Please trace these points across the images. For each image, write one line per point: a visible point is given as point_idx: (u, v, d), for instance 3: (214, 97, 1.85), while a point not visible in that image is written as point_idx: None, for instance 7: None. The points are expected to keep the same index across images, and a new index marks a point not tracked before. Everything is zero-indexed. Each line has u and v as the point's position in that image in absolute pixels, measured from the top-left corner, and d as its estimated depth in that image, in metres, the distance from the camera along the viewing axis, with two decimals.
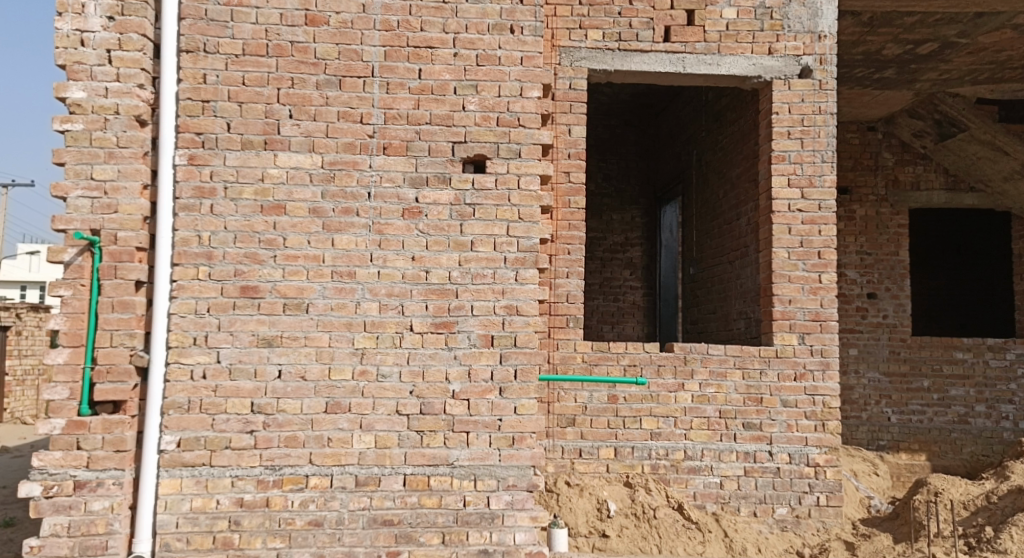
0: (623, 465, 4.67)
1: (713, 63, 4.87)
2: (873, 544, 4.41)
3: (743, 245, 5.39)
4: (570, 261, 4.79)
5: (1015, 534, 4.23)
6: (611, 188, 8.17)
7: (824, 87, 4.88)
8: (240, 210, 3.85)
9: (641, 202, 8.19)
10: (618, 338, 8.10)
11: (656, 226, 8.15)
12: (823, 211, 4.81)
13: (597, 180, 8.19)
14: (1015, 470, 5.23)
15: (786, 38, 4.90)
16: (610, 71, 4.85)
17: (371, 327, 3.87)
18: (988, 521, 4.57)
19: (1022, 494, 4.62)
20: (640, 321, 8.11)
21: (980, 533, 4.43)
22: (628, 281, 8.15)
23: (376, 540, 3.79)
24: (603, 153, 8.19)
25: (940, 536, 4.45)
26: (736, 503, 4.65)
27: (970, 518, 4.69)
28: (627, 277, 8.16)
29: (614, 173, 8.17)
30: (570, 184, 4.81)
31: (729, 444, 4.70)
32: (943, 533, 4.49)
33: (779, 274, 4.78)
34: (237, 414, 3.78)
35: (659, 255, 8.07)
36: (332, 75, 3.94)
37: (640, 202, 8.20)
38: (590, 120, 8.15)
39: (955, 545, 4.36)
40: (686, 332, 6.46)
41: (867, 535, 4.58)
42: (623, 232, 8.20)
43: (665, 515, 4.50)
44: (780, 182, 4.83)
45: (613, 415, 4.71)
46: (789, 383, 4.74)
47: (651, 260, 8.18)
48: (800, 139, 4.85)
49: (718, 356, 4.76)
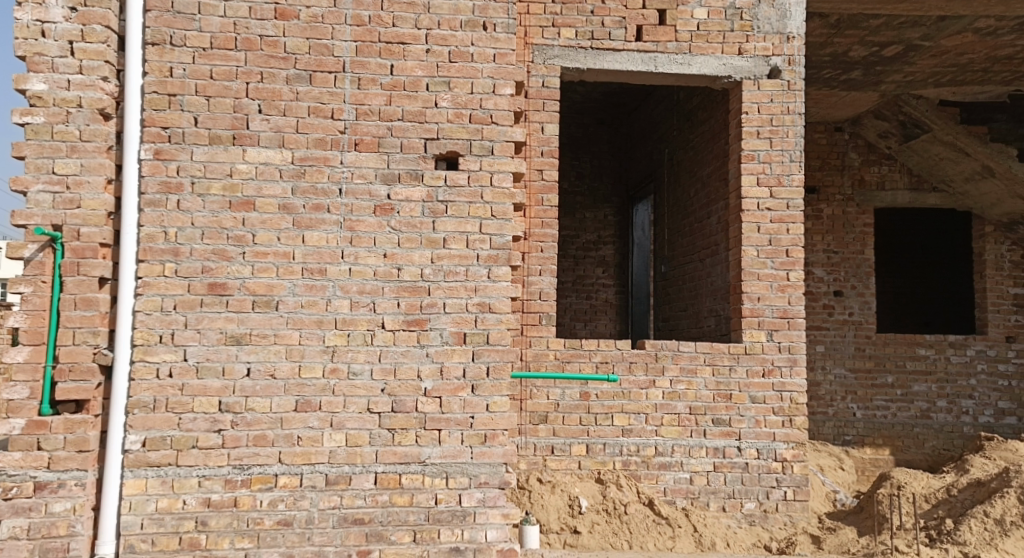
0: (594, 462, 4.71)
1: (684, 63, 4.91)
2: (838, 537, 4.50)
3: (713, 243, 5.45)
4: (543, 259, 4.80)
5: (974, 526, 4.34)
6: (583, 187, 8.23)
7: (793, 87, 4.95)
8: (207, 205, 3.79)
9: (614, 200, 8.25)
10: (591, 335, 8.17)
11: (628, 225, 8.22)
12: (791, 210, 4.87)
13: (570, 179, 8.23)
14: (974, 465, 5.36)
15: (755, 38, 4.96)
16: (583, 69, 4.87)
17: (342, 324, 3.84)
18: (949, 514, 4.69)
19: (981, 488, 4.75)
20: (612, 319, 8.20)
21: (941, 526, 4.53)
22: (600, 279, 8.24)
23: (346, 540, 3.77)
24: (576, 151, 8.23)
25: (902, 529, 4.55)
26: (706, 498, 4.71)
27: (931, 510, 4.81)
28: (599, 276, 8.25)
29: (587, 172, 8.23)
30: (543, 182, 4.82)
31: (699, 440, 4.75)
32: (906, 526, 4.59)
33: (749, 273, 4.84)
34: (204, 413, 3.73)
35: (631, 254, 8.16)
36: (301, 70, 3.90)
37: (612, 201, 8.25)
38: (563, 119, 8.18)
39: (916, 537, 4.47)
40: (658, 329, 6.53)
41: (832, 528, 4.66)
42: (596, 231, 8.26)
43: (635, 511, 4.51)
44: (749, 181, 4.88)
45: (585, 412, 4.73)
46: (757, 380, 4.80)
47: (623, 258, 8.26)
48: (769, 138, 4.92)
49: (688, 353, 4.81)
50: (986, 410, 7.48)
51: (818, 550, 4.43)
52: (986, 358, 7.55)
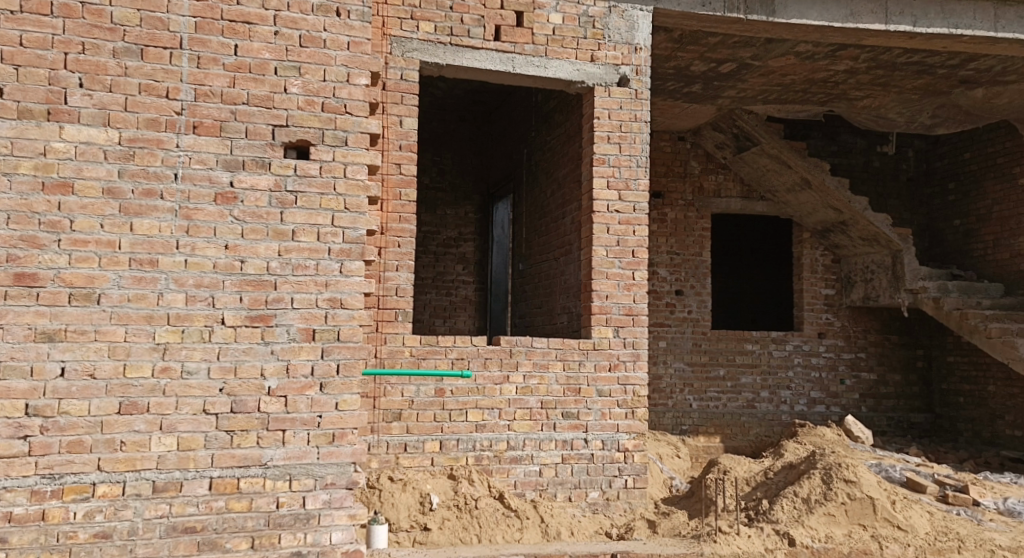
0: (447, 458, 4.70)
1: (540, 65, 5.00)
2: (670, 521, 4.79)
3: (567, 243, 5.59)
4: (399, 254, 4.74)
5: (786, 506, 4.78)
6: (445, 183, 8.20)
7: (640, 96, 5.19)
8: (13, 187, 3.39)
9: (475, 198, 8.30)
10: (450, 331, 8.13)
11: (489, 223, 8.29)
12: (637, 213, 5.12)
13: (431, 175, 8.16)
14: (788, 449, 5.92)
15: (606, 47, 5.15)
16: (441, 65, 4.84)
17: (175, 321, 3.58)
18: (766, 493, 5.13)
19: (794, 470, 5.25)
20: (472, 316, 8.20)
21: (758, 506, 4.95)
22: (460, 276, 8.21)
23: (174, 550, 3.53)
24: (437, 147, 8.20)
25: (726, 510, 4.93)
26: (553, 489, 4.85)
27: (751, 492, 5.23)
28: (459, 272, 8.22)
29: (448, 168, 8.20)
30: (401, 176, 4.74)
31: (549, 433, 4.88)
32: (729, 507, 4.98)
33: (599, 272, 5.03)
34: (7, 418, 3.33)
35: (491, 251, 8.21)
36: (131, 44, 3.58)
37: (473, 198, 8.29)
38: (424, 114, 8.16)
39: (738, 517, 4.83)
40: (517, 328, 6.62)
41: (666, 513, 4.95)
42: (457, 228, 8.24)
43: (486, 505, 4.55)
44: (600, 184, 5.07)
45: (440, 409, 4.72)
46: (604, 374, 5.00)
47: (483, 256, 8.30)
48: (618, 143, 5.14)
49: (541, 349, 4.92)
50: (800, 399, 8.28)
51: (654, 535, 4.66)
52: (801, 352, 8.34)
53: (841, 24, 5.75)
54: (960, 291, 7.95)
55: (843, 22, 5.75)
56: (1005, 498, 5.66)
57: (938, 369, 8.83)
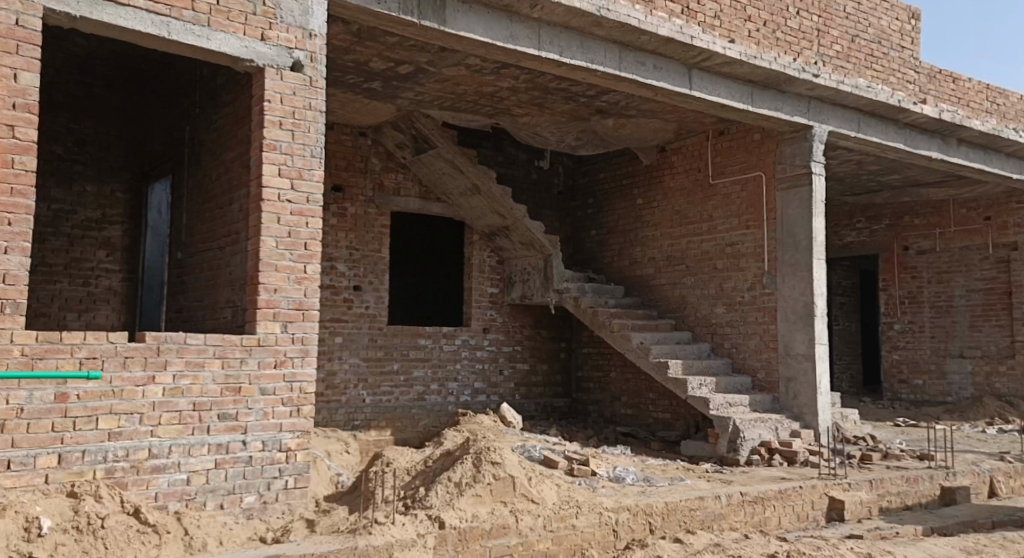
0: (69, 474, 4.18)
1: (202, 36, 4.73)
2: (330, 519, 4.75)
3: (234, 231, 5.38)
4: (12, 234, 4.19)
5: (439, 491, 5.13)
6: (84, 156, 7.50)
7: (314, 84, 5.16)
8: None
9: (124, 175, 7.78)
10: (85, 327, 7.47)
11: (140, 205, 7.82)
12: (310, 204, 5.09)
13: (67, 145, 7.42)
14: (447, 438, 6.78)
15: (278, 28, 5.03)
16: (76, 17, 4.37)
17: None
18: (422, 482, 5.46)
19: (449, 458, 5.72)
20: (116, 309, 7.65)
21: (414, 495, 5.23)
22: (102, 263, 7.62)
23: None
24: (75, 113, 7.46)
25: (385, 501, 5.16)
26: (202, 498, 4.58)
27: (410, 481, 5.54)
28: (101, 259, 7.62)
29: (88, 138, 7.52)
30: (15, 140, 4.23)
31: (200, 437, 4.62)
32: (387, 499, 5.19)
33: (267, 263, 4.88)
34: None
35: (142, 236, 7.78)
36: None
37: (121, 176, 7.77)
38: (59, 72, 7.33)
39: (395, 506, 5.08)
40: (172, 320, 6.27)
41: (326, 510, 4.97)
42: (99, 208, 7.63)
43: (115, 523, 4.05)
44: (271, 171, 4.95)
45: (60, 417, 4.19)
46: (269, 371, 4.89)
47: (133, 242, 7.82)
48: (291, 131, 5.05)
49: (195, 346, 4.65)
50: (466, 390, 9.30)
51: (312, 533, 4.57)
52: (469, 346, 9.37)
53: (502, 44, 6.18)
54: (593, 292, 9.55)
55: (504, 42, 6.19)
56: (613, 468, 6.69)
57: (576, 358, 10.48)
